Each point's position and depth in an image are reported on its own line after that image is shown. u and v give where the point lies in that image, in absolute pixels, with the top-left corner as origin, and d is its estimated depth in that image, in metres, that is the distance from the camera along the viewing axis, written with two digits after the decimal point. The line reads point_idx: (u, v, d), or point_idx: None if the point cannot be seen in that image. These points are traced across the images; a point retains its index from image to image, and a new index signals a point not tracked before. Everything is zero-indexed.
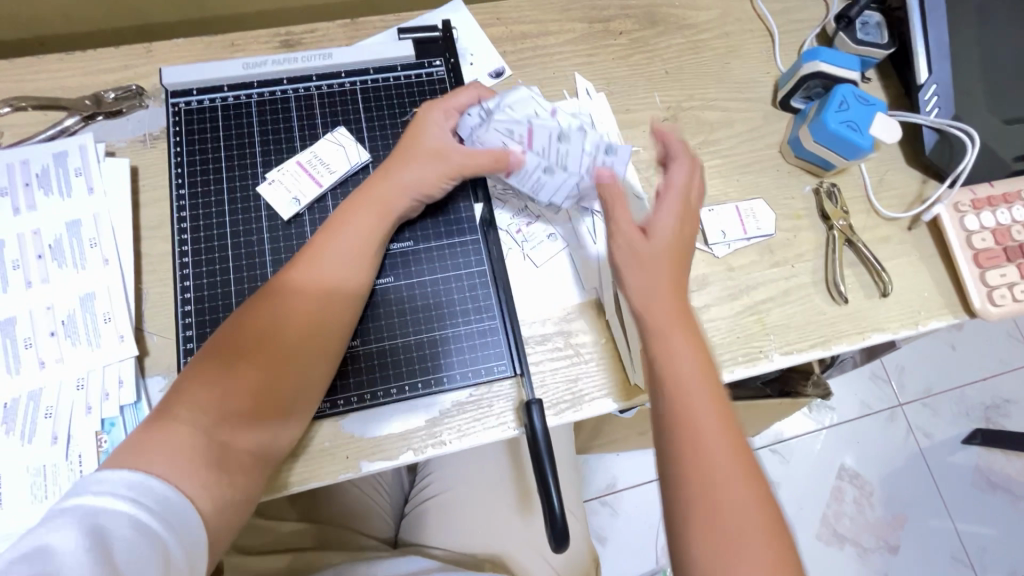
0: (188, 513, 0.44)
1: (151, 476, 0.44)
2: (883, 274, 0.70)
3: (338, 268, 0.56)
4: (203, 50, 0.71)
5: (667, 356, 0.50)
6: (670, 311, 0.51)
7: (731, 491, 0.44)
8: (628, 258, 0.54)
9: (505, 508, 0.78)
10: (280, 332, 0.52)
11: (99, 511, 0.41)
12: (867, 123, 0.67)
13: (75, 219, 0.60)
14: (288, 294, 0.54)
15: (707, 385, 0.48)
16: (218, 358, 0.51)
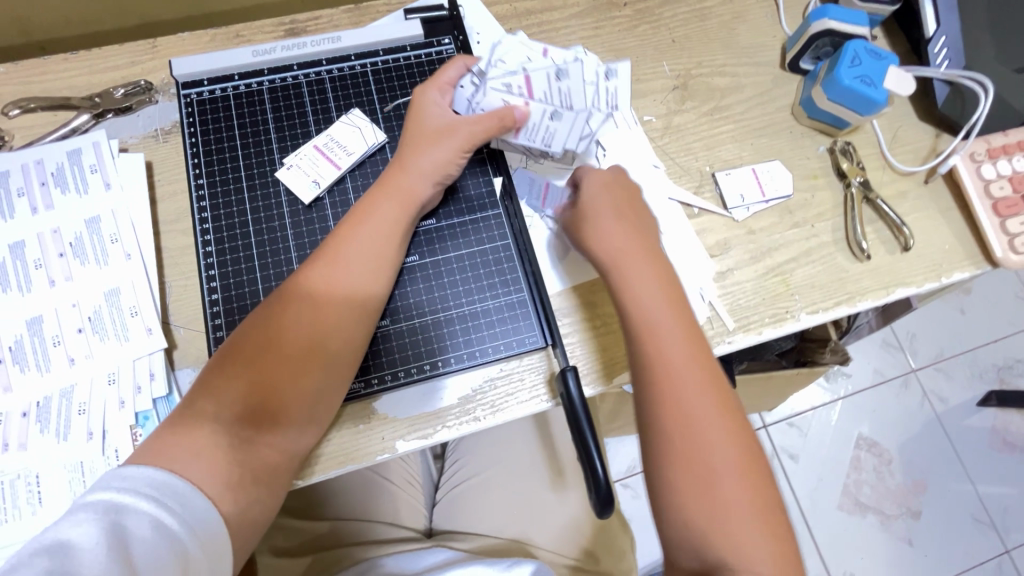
0: (207, 512, 0.46)
1: (173, 476, 0.46)
2: (903, 229, 0.70)
3: (358, 262, 0.55)
4: (209, 43, 0.70)
5: (649, 330, 0.54)
6: (657, 295, 0.55)
7: (718, 459, 0.49)
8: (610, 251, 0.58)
9: (536, 487, 0.78)
10: (302, 326, 0.53)
11: (120, 509, 0.43)
12: (880, 77, 0.67)
13: (94, 216, 0.60)
14: (308, 287, 0.54)
15: (696, 360, 0.53)
16: (242, 355, 0.51)
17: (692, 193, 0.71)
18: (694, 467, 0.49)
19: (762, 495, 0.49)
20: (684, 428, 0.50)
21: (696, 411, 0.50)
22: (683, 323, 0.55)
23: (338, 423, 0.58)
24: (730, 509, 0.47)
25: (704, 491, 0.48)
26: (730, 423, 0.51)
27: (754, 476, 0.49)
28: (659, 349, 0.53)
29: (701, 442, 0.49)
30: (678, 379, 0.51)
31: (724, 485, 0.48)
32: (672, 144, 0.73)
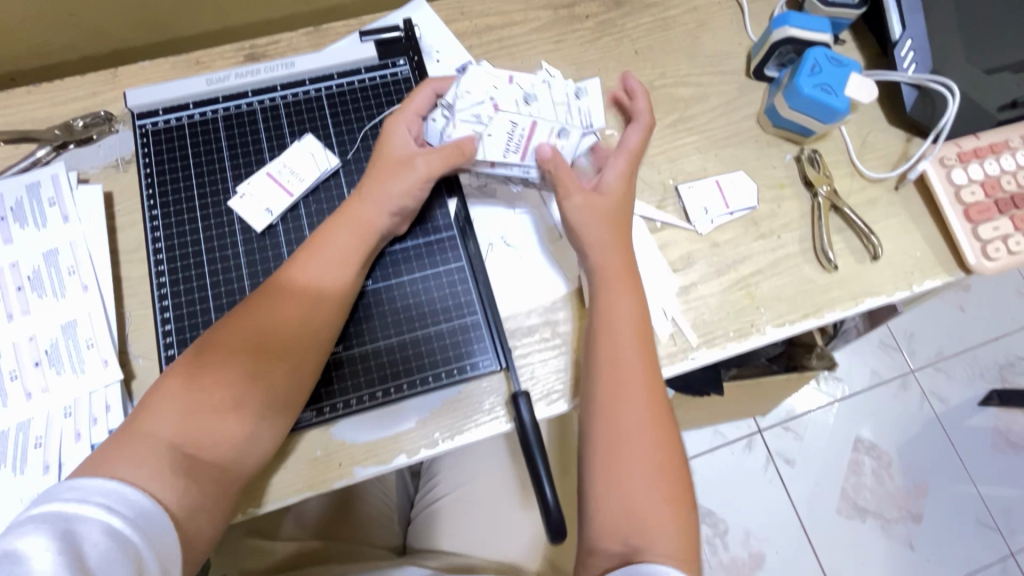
0: (161, 519, 0.45)
1: (123, 484, 0.45)
2: (872, 237, 0.69)
3: (318, 275, 0.56)
4: (169, 71, 0.71)
5: (604, 327, 0.57)
6: (615, 280, 0.58)
7: (644, 440, 0.52)
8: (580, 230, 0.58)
9: (509, 504, 0.78)
10: (258, 337, 0.53)
11: (70, 518, 0.42)
12: (843, 84, 0.66)
13: (52, 248, 0.61)
14: (283, 297, 0.55)
15: (641, 355, 0.55)
16: (209, 359, 0.52)
17: (655, 207, 0.70)
18: (617, 454, 0.52)
19: (676, 480, 0.52)
20: (618, 427, 0.52)
21: (631, 404, 0.53)
22: (640, 323, 0.57)
23: (293, 450, 0.58)
24: (640, 491, 0.50)
25: (625, 476, 0.51)
26: (660, 417, 0.53)
27: (672, 466, 0.52)
28: (612, 345, 0.55)
29: (630, 432, 0.52)
30: (623, 375, 0.54)
31: (637, 470, 0.51)
32: None
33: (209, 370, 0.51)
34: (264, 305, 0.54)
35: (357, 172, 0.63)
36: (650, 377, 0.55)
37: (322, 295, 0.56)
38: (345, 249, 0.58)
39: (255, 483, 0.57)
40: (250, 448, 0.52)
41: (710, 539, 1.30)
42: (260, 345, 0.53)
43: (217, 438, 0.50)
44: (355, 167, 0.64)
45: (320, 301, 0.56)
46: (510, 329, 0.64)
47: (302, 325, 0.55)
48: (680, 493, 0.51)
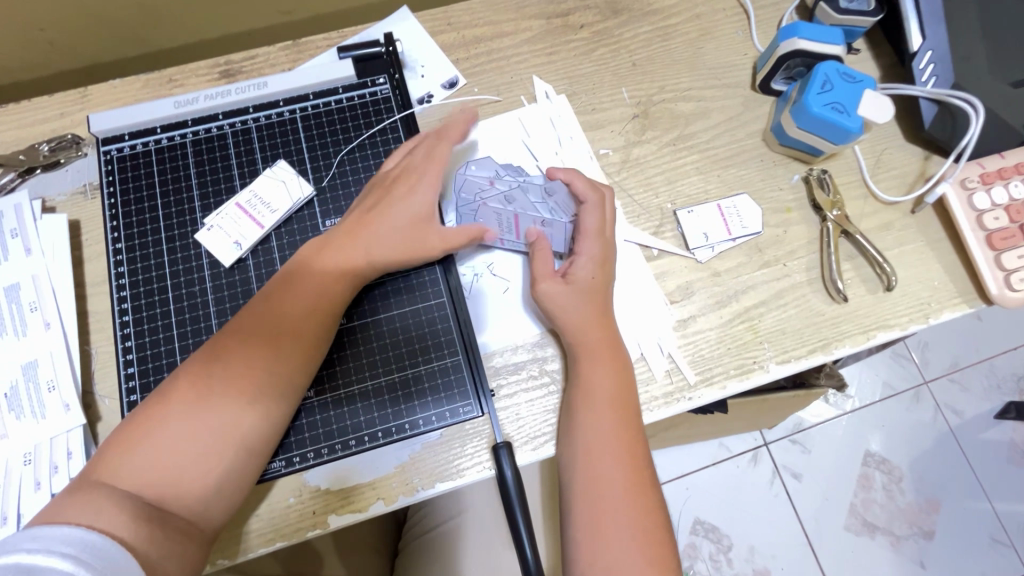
0: (133, 569, 0.40)
1: (90, 530, 0.40)
2: (885, 266, 0.64)
3: (306, 305, 0.53)
4: (140, 90, 0.66)
5: (582, 393, 0.55)
6: (596, 333, 0.57)
7: (618, 502, 0.50)
8: (556, 297, 0.57)
9: (498, 541, 0.75)
10: (237, 375, 0.49)
11: (30, 569, 0.36)
12: (855, 103, 0.60)
13: (13, 283, 0.58)
14: (276, 310, 0.52)
15: (618, 410, 0.54)
16: (197, 373, 0.49)
17: (651, 234, 0.66)
18: (594, 515, 0.50)
19: (661, 545, 0.50)
20: (592, 487, 0.51)
21: (607, 470, 0.52)
22: (619, 384, 0.55)
23: (265, 498, 0.55)
24: (623, 558, 0.49)
25: (605, 543, 0.49)
26: (640, 480, 0.52)
27: (656, 530, 0.50)
28: (587, 411, 0.54)
29: (608, 499, 0.51)
30: (598, 441, 0.53)
31: (620, 537, 0.49)
32: (630, 179, 0.68)
33: (196, 387, 0.48)
34: (256, 317, 0.52)
35: (331, 201, 0.62)
36: (629, 439, 0.53)
37: (320, 306, 0.53)
38: (343, 258, 0.55)
39: (225, 535, 0.54)
40: (231, 483, 0.48)
41: (711, 556, 1.18)
42: (252, 357, 0.50)
43: (197, 466, 0.46)
44: (331, 195, 0.62)
45: (316, 313, 0.53)
46: (496, 366, 0.60)
47: (298, 337, 0.51)
48: (666, 557, 0.50)
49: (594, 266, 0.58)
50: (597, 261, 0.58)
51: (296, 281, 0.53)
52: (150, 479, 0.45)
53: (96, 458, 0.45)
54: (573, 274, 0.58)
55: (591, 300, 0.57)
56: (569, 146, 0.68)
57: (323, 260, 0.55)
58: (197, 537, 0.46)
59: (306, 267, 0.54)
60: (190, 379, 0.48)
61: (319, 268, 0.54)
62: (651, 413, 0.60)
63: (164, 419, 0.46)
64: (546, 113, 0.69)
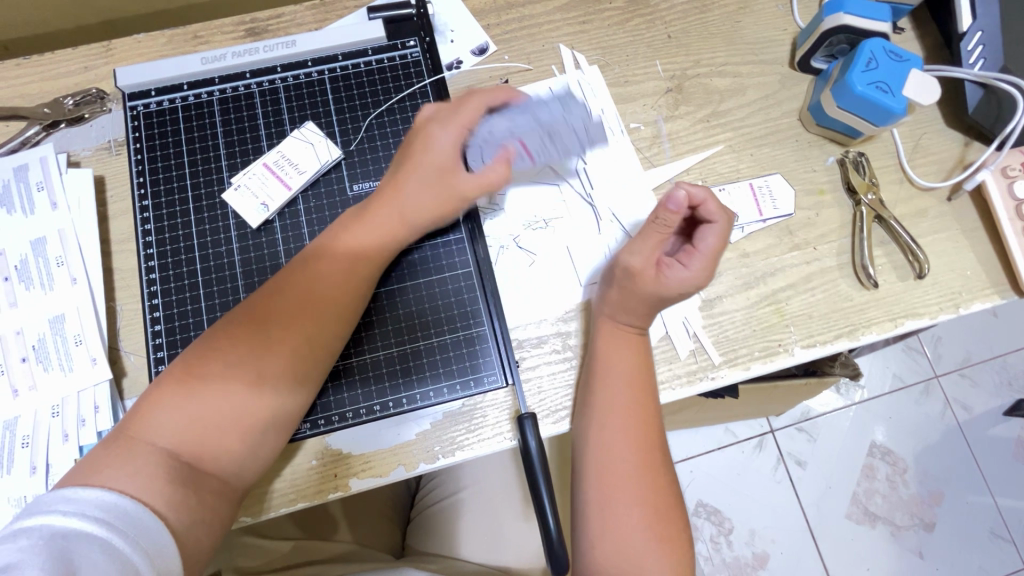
0: (160, 534, 0.41)
1: (122, 495, 0.41)
2: (919, 255, 0.63)
3: (334, 277, 0.52)
4: (165, 45, 0.65)
5: (597, 370, 0.55)
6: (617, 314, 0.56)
7: (631, 482, 0.51)
8: (623, 276, 0.55)
9: (508, 512, 0.76)
10: (261, 348, 0.48)
11: (64, 534, 0.38)
12: (900, 83, 0.58)
13: (40, 237, 0.57)
14: (315, 281, 0.51)
15: (635, 392, 0.54)
16: (241, 337, 0.48)
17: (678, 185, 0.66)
18: (607, 494, 0.51)
19: (666, 521, 0.50)
20: (604, 467, 0.51)
21: (618, 450, 0.51)
22: (632, 361, 0.55)
23: (289, 458, 0.56)
24: (629, 532, 0.49)
25: (612, 518, 0.50)
26: (651, 458, 0.52)
27: (667, 509, 0.51)
28: (598, 388, 0.54)
29: (617, 476, 0.51)
30: (613, 418, 0.52)
31: (627, 512, 0.50)
32: (661, 155, 0.67)
33: (238, 352, 0.48)
34: (296, 287, 0.51)
35: (359, 165, 0.61)
36: (644, 417, 0.53)
37: (357, 279, 0.53)
38: (380, 230, 0.54)
39: (251, 493, 0.55)
40: (262, 449, 0.48)
41: (712, 537, 1.19)
42: (293, 331, 0.49)
43: (233, 430, 0.46)
44: (359, 159, 0.61)
45: (351, 287, 0.52)
46: (519, 339, 0.60)
47: (340, 314, 0.52)
48: (671, 534, 0.50)
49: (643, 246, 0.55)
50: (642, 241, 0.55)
51: (337, 255, 0.53)
52: (187, 441, 0.45)
53: (130, 414, 0.46)
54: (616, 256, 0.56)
55: (624, 283, 0.55)
56: (600, 119, 0.67)
57: (361, 236, 0.53)
58: (228, 499, 0.47)
59: (341, 241, 0.53)
60: (235, 343, 0.48)
61: (365, 245, 0.53)
62: (674, 392, 0.60)
63: (207, 381, 0.46)
64: (576, 84, 0.67)
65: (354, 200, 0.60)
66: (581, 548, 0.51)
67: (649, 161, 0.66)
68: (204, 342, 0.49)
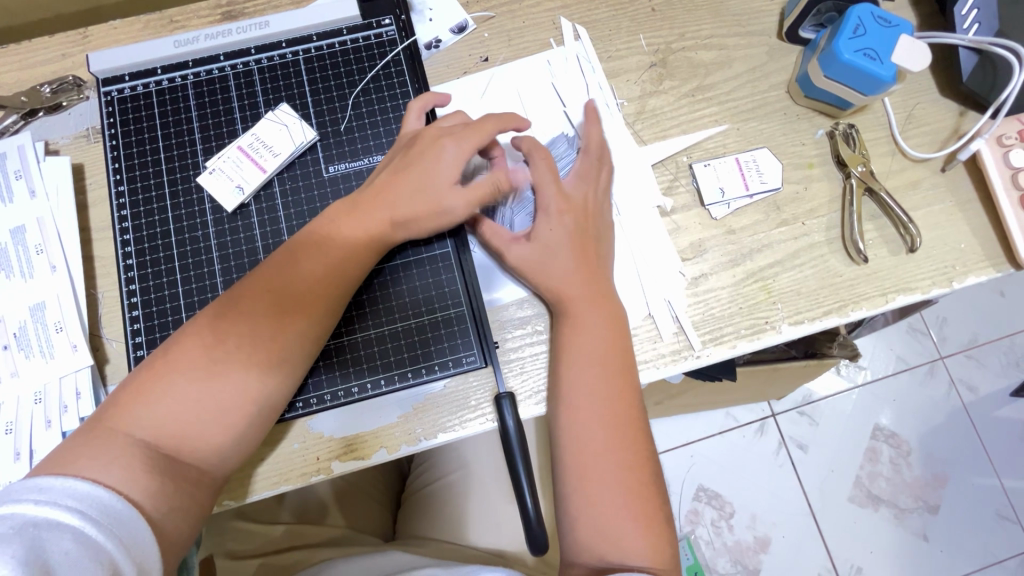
0: (137, 523, 0.42)
1: (97, 485, 0.41)
2: (910, 227, 0.61)
3: (318, 267, 0.51)
4: (141, 31, 0.64)
5: (567, 351, 0.54)
6: (586, 291, 0.55)
7: (607, 462, 0.50)
8: (548, 253, 0.56)
9: (497, 494, 0.76)
10: (240, 341, 0.48)
11: (37, 522, 0.38)
12: (888, 49, 0.57)
13: (18, 226, 0.57)
14: (303, 275, 0.50)
15: (610, 369, 0.53)
16: (227, 331, 0.48)
17: (667, 158, 0.65)
18: (585, 475, 0.50)
19: (649, 499, 0.50)
20: (580, 450, 0.51)
21: (593, 430, 0.51)
22: (608, 339, 0.54)
23: (272, 442, 0.56)
24: (610, 512, 0.49)
25: (593, 499, 0.49)
26: (627, 436, 0.51)
27: (648, 486, 0.50)
28: (572, 369, 0.53)
29: (594, 454, 0.50)
30: (582, 396, 0.52)
31: (609, 493, 0.49)
32: (646, 131, 0.65)
33: (212, 348, 0.47)
34: (289, 280, 0.50)
35: (335, 148, 0.60)
36: (617, 394, 0.52)
37: (343, 271, 0.52)
38: (367, 221, 0.53)
39: (234, 477, 0.55)
40: (244, 438, 0.48)
41: (712, 522, 1.19)
42: (281, 323, 0.49)
43: (218, 418, 0.46)
44: (334, 141, 0.61)
45: (337, 279, 0.52)
46: (501, 320, 0.60)
47: (324, 306, 0.51)
48: (652, 511, 0.50)
49: (559, 221, 0.56)
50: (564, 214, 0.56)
51: (321, 249, 0.52)
52: (162, 427, 0.45)
53: (107, 403, 0.46)
54: (546, 230, 0.56)
55: (568, 256, 0.55)
56: (597, 95, 0.66)
57: (345, 229, 0.53)
58: (207, 485, 0.47)
59: (328, 233, 0.53)
60: (221, 335, 0.48)
61: (342, 239, 0.52)
62: (658, 371, 0.59)
63: (188, 366, 0.46)
64: (575, 57, 0.66)
65: (330, 183, 0.59)
66: (565, 528, 0.51)
67: (642, 139, 0.65)
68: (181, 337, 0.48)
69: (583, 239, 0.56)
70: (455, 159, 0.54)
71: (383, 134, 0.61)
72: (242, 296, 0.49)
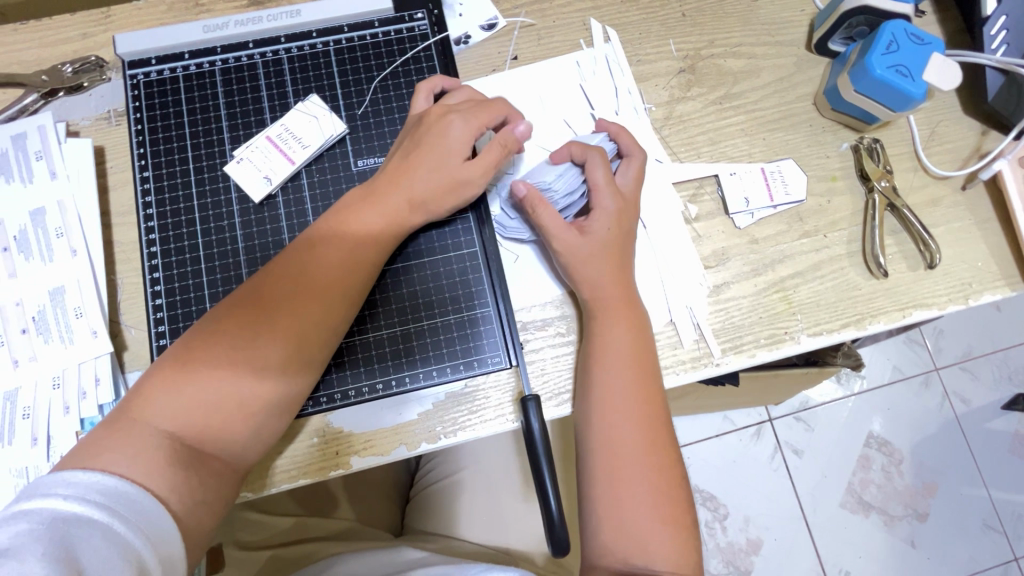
0: (162, 517, 0.41)
1: (121, 480, 0.41)
2: (930, 244, 0.62)
3: (336, 258, 0.51)
4: (166, 12, 0.63)
5: (600, 351, 0.54)
6: (618, 294, 0.55)
7: (637, 466, 0.50)
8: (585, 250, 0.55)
9: (507, 493, 0.76)
10: (251, 330, 0.47)
11: (65, 517, 0.38)
12: (921, 67, 0.57)
13: (38, 208, 0.57)
14: (322, 266, 0.50)
15: (641, 373, 0.53)
16: (242, 322, 0.47)
17: (692, 165, 0.65)
18: (614, 479, 0.50)
19: (674, 506, 0.50)
20: (610, 451, 0.51)
21: (624, 433, 0.51)
22: (639, 343, 0.54)
23: (291, 435, 0.56)
24: (635, 517, 0.49)
25: (619, 502, 0.50)
26: (656, 442, 0.51)
27: (673, 492, 0.51)
28: (604, 371, 0.53)
29: (623, 457, 0.51)
30: (613, 398, 0.52)
31: (635, 498, 0.50)
32: (673, 137, 0.65)
33: (241, 336, 0.47)
34: (308, 272, 0.50)
35: (364, 141, 0.60)
36: (648, 396, 0.52)
37: (360, 262, 0.52)
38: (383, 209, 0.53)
39: (253, 469, 0.55)
40: (264, 432, 0.48)
41: (708, 523, 1.20)
42: (297, 313, 0.48)
43: (239, 411, 0.46)
44: (363, 135, 0.60)
45: (357, 270, 0.51)
46: (523, 321, 0.60)
47: (341, 297, 0.50)
48: (676, 516, 0.50)
49: (600, 220, 0.56)
50: (604, 214, 0.56)
51: (338, 238, 0.51)
52: (183, 421, 0.45)
53: (131, 396, 0.45)
54: (589, 226, 0.56)
55: (603, 255, 0.55)
56: (627, 99, 0.65)
57: (360, 219, 0.52)
58: (230, 478, 0.47)
59: (345, 224, 0.52)
60: (236, 326, 0.47)
61: (359, 232, 0.52)
62: (678, 377, 0.59)
63: (206, 359, 0.46)
64: (605, 59, 0.66)
65: (358, 176, 0.58)
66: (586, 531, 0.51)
67: (676, 155, 0.65)
68: (200, 332, 0.48)
69: (620, 239, 0.56)
70: (462, 132, 0.54)
71: None
72: (259, 288, 0.49)
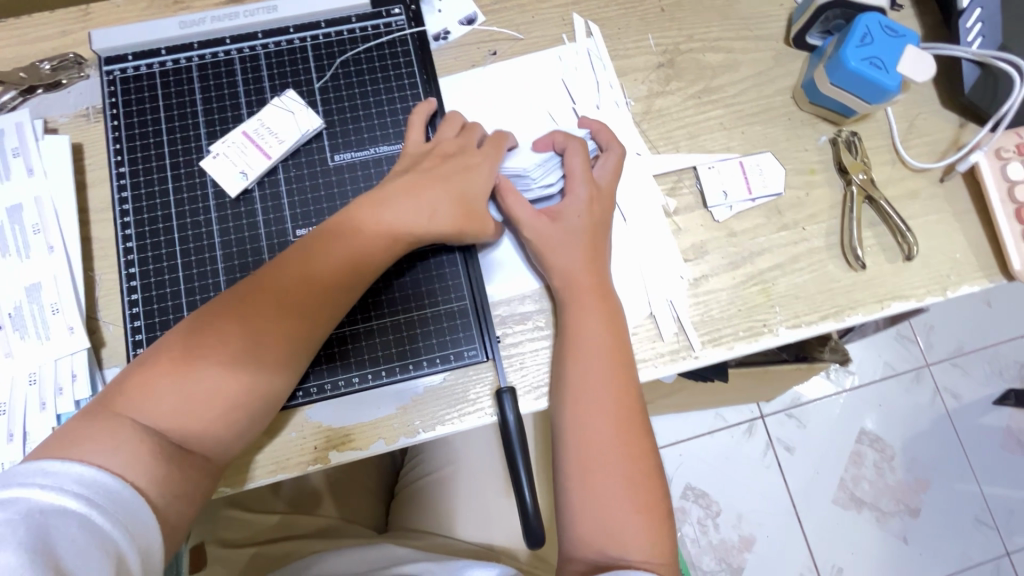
0: (141, 509, 0.41)
1: (99, 471, 0.41)
2: (908, 236, 0.62)
3: (327, 253, 0.50)
4: (144, 9, 0.63)
5: (571, 341, 0.54)
6: (590, 284, 0.55)
7: (609, 455, 0.51)
8: (555, 242, 0.56)
9: (491, 488, 0.76)
10: (238, 327, 0.47)
11: (42, 508, 0.37)
12: (895, 59, 0.57)
13: (15, 205, 0.56)
14: (309, 260, 0.50)
15: (613, 363, 0.53)
16: (234, 320, 0.47)
17: (671, 159, 0.65)
18: (586, 468, 0.51)
19: (648, 494, 0.50)
20: (583, 440, 0.51)
21: (596, 423, 0.51)
22: (611, 332, 0.54)
23: (269, 430, 0.56)
24: (608, 505, 0.49)
25: (593, 491, 0.50)
26: (628, 430, 0.52)
27: (647, 480, 0.51)
28: (576, 361, 0.54)
29: (595, 446, 0.51)
30: (584, 388, 0.52)
31: (608, 487, 0.50)
32: (652, 131, 0.65)
33: (229, 334, 0.47)
34: (298, 268, 0.50)
35: (341, 136, 0.60)
36: (620, 385, 0.53)
37: (354, 259, 0.51)
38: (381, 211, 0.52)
39: (230, 465, 0.55)
40: (249, 427, 0.48)
41: (699, 520, 1.20)
42: (287, 310, 0.48)
43: (223, 407, 0.46)
44: (340, 129, 0.60)
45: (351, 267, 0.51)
46: (502, 315, 0.60)
47: (335, 295, 0.50)
48: (650, 504, 0.50)
49: (574, 210, 0.56)
50: (575, 204, 0.56)
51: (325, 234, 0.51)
52: (167, 415, 0.45)
53: (113, 388, 0.45)
54: (560, 217, 0.56)
55: (575, 245, 0.55)
56: (606, 93, 0.66)
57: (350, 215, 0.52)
58: (206, 472, 0.47)
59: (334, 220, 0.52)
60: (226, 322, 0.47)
61: (350, 228, 0.52)
62: (657, 369, 0.59)
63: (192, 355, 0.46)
64: (587, 52, 0.66)
65: (335, 171, 0.59)
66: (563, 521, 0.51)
67: (656, 149, 0.65)
68: (188, 327, 0.47)
69: (593, 228, 0.56)
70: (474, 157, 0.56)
71: (389, 125, 0.61)
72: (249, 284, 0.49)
